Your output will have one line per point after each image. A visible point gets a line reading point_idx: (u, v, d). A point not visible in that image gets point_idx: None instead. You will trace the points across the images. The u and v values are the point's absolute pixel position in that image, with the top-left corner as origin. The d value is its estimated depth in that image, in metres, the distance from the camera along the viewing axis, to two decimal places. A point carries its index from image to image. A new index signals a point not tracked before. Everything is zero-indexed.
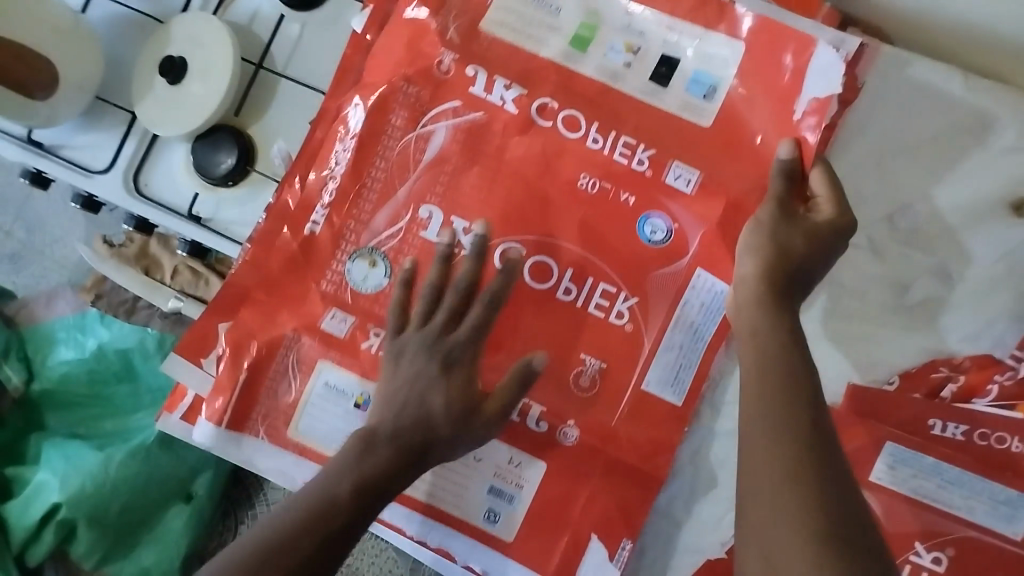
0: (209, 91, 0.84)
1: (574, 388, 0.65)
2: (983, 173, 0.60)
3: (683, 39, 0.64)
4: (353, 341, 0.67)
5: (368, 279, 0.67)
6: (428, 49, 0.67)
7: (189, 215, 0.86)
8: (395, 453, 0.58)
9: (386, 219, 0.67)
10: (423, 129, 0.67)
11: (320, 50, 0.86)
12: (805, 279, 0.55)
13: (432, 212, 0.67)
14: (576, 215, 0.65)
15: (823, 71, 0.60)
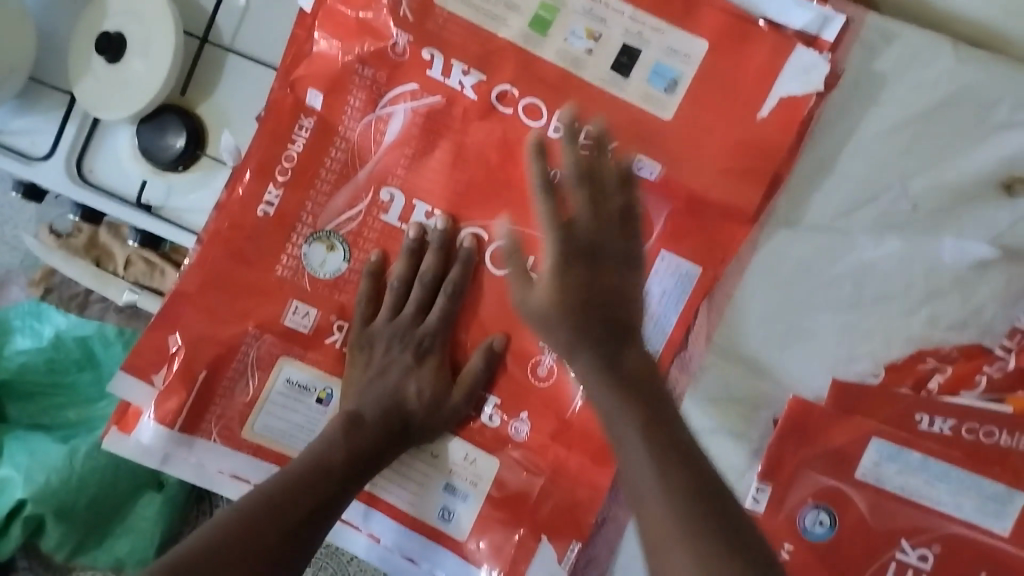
0: (151, 67, 0.78)
1: (533, 379, 0.61)
2: (971, 154, 0.57)
3: (646, 28, 0.59)
4: (318, 336, 0.64)
5: (326, 264, 0.64)
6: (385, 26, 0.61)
7: (139, 203, 0.81)
8: (370, 438, 0.60)
9: (345, 201, 0.63)
10: (383, 110, 0.62)
11: (267, 25, 0.80)
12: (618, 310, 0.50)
13: (394, 195, 0.63)
14: None
15: (802, 68, 0.57)
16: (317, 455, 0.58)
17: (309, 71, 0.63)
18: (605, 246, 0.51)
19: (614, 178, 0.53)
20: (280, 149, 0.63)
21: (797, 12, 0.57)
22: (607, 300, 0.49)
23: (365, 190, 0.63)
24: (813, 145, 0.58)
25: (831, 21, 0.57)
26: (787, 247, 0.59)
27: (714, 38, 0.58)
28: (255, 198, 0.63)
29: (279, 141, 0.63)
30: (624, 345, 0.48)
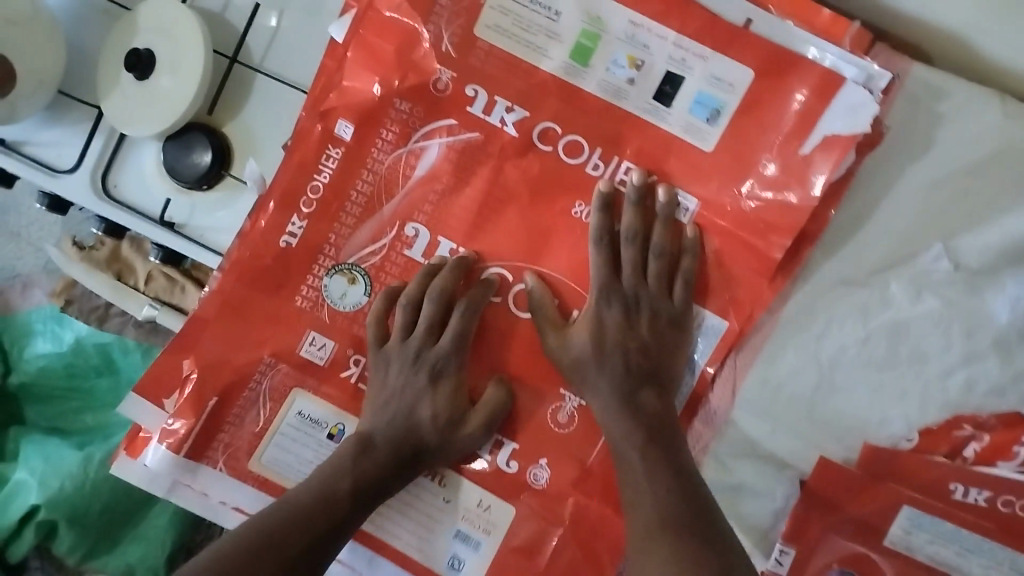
0: (181, 85, 0.78)
1: (552, 425, 0.60)
2: (1020, 214, 0.54)
3: (691, 55, 0.56)
4: (333, 370, 0.63)
5: (347, 296, 0.63)
6: (418, 60, 0.60)
7: (161, 220, 0.81)
8: (378, 466, 0.59)
9: (369, 234, 0.62)
10: (417, 143, 0.61)
11: (298, 46, 0.80)
12: (655, 372, 0.57)
13: (419, 230, 0.62)
14: (569, 244, 0.60)
15: (847, 110, 0.54)
16: (320, 492, 0.57)
17: (340, 100, 0.61)
18: (644, 299, 0.58)
19: (668, 240, 0.58)
20: (307, 179, 0.62)
21: (845, 65, 0.54)
22: (639, 350, 0.57)
23: (390, 225, 0.62)
24: (853, 201, 0.57)
25: (879, 75, 0.54)
26: (818, 301, 0.57)
27: (761, 68, 0.55)
28: (278, 228, 0.62)
29: (306, 173, 0.62)
30: (644, 388, 0.56)
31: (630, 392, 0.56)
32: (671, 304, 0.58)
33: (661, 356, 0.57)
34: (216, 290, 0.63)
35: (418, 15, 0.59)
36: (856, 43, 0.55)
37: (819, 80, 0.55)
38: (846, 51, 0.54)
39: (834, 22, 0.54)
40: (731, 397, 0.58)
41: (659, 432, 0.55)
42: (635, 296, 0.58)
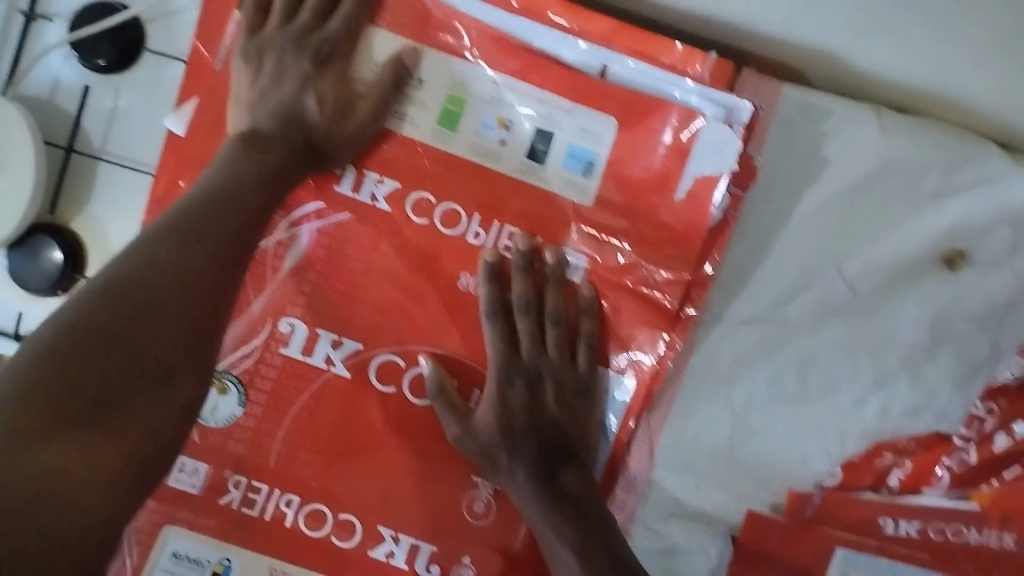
0: (12, 184, 0.69)
1: (469, 518, 0.56)
2: (908, 228, 0.53)
3: (557, 108, 0.54)
4: (210, 497, 0.56)
5: (217, 411, 0.56)
6: None
7: (17, 336, 0.74)
8: (271, 152, 0.52)
9: (239, 335, 0.56)
10: (284, 233, 0.56)
11: (137, 124, 0.73)
12: (567, 447, 0.54)
13: (294, 325, 0.56)
14: (456, 321, 0.56)
15: (712, 148, 0.53)
16: (220, 187, 0.50)
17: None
18: (546, 371, 0.55)
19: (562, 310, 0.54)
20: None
21: (704, 102, 0.52)
22: (553, 428, 0.54)
23: (259, 323, 0.56)
24: (742, 236, 0.54)
25: (739, 107, 0.52)
26: (723, 344, 0.55)
27: (623, 115, 0.53)
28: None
29: None
30: (562, 468, 0.53)
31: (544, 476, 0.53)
32: (578, 371, 0.55)
33: (569, 430, 0.54)
34: None
35: None
36: (717, 75, 0.53)
37: (684, 121, 0.53)
38: (703, 85, 0.53)
39: (690, 55, 0.53)
40: (649, 456, 0.56)
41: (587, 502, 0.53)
42: (538, 366, 0.55)
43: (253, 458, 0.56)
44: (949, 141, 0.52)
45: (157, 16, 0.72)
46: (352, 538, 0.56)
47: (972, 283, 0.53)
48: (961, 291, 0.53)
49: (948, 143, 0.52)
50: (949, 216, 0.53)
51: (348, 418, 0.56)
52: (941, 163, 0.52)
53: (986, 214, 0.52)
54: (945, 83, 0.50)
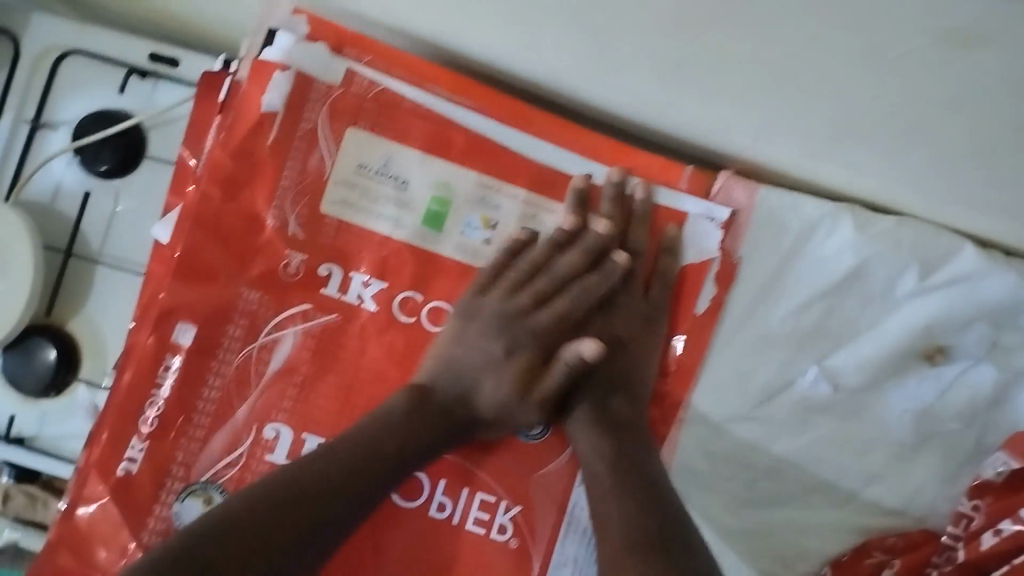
0: (12, 289, 0.70)
1: None
2: (883, 327, 0.54)
3: (540, 210, 0.57)
4: None
5: None
6: (269, 252, 0.55)
7: (8, 437, 0.74)
8: (430, 427, 0.53)
9: (223, 444, 0.55)
10: (268, 336, 0.56)
11: (137, 229, 0.75)
12: (622, 377, 0.55)
13: (280, 429, 0.55)
14: None
15: (693, 242, 0.56)
16: (370, 429, 0.52)
17: (177, 299, 0.54)
18: (615, 299, 0.56)
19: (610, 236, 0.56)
20: (146, 396, 0.54)
21: (687, 200, 0.56)
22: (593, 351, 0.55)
23: (245, 430, 0.55)
24: (725, 338, 0.55)
25: (718, 206, 0.55)
26: (710, 441, 0.55)
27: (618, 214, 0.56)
28: (114, 456, 0.54)
29: (144, 381, 0.54)
30: (611, 398, 0.55)
31: (601, 416, 0.54)
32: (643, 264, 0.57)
33: (631, 360, 0.55)
34: (55, 541, 0.54)
35: (257, 202, 0.55)
36: (694, 184, 0.56)
37: (664, 221, 0.56)
38: (680, 193, 0.56)
39: (668, 165, 0.56)
40: None
41: (647, 459, 0.53)
42: (619, 295, 0.56)
43: None
44: (921, 241, 0.52)
45: (157, 124, 0.75)
46: None
47: (948, 381, 0.54)
48: (940, 389, 0.54)
49: (925, 245, 0.52)
50: (927, 315, 0.53)
51: None
52: (916, 262, 0.53)
53: (965, 311, 0.53)
54: (912, 190, 0.51)
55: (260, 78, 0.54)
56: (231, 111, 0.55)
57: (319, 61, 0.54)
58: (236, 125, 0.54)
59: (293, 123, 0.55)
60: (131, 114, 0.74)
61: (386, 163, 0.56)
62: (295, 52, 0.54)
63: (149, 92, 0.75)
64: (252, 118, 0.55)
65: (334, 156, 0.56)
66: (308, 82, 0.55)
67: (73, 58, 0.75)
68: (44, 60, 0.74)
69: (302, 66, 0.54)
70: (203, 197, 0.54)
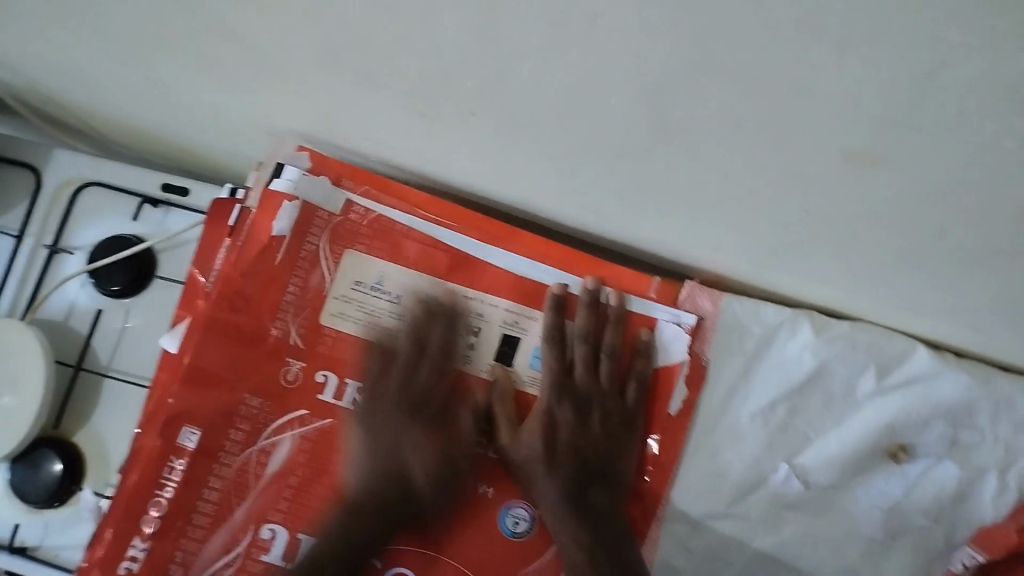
0: (22, 402, 0.74)
1: None
2: (848, 425, 0.57)
3: (523, 316, 0.61)
4: None
5: None
6: (271, 361, 0.58)
7: (10, 548, 0.76)
8: (378, 485, 0.59)
9: (220, 546, 0.57)
10: (267, 441, 0.58)
11: (148, 343, 0.79)
12: (602, 472, 0.58)
13: (276, 531, 0.58)
14: (434, 520, 0.59)
15: (665, 346, 0.59)
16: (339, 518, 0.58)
17: (185, 405, 0.56)
18: (595, 398, 0.59)
19: (586, 343, 0.59)
20: (147, 498, 0.55)
21: (658, 308, 0.59)
22: (573, 445, 0.59)
23: (241, 532, 0.57)
24: (698, 437, 0.59)
25: (686, 312, 0.59)
26: (687, 537, 0.58)
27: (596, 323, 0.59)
28: (115, 557, 0.55)
29: (148, 486, 0.55)
30: (592, 491, 0.57)
31: (582, 508, 0.57)
32: (622, 366, 0.60)
33: (612, 457, 0.58)
34: None
35: (263, 315, 0.58)
36: (662, 292, 0.60)
37: (638, 327, 0.60)
38: (650, 301, 0.59)
39: (638, 276, 0.60)
40: None
41: (621, 539, 0.57)
42: (600, 395, 0.59)
43: None
44: (875, 344, 0.56)
45: (167, 248, 0.81)
46: None
47: (912, 477, 0.57)
48: (905, 484, 0.57)
49: (880, 348, 0.56)
50: (887, 413, 0.56)
51: None
52: (872, 364, 0.56)
53: (924, 411, 0.56)
54: (862, 294, 0.55)
55: (269, 207, 0.58)
56: (243, 234, 0.58)
57: (324, 192, 0.59)
58: (247, 247, 0.58)
59: (298, 245, 0.59)
60: (142, 239, 0.80)
61: (380, 280, 0.61)
62: (303, 184, 0.59)
63: (162, 219, 0.81)
64: (262, 240, 0.58)
65: (333, 273, 0.60)
66: (314, 210, 0.59)
67: (90, 188, 0.81)
68: (63, 190, 0.81)
69: (309, 198, 0.59)
70: (214, 309, 0.57)
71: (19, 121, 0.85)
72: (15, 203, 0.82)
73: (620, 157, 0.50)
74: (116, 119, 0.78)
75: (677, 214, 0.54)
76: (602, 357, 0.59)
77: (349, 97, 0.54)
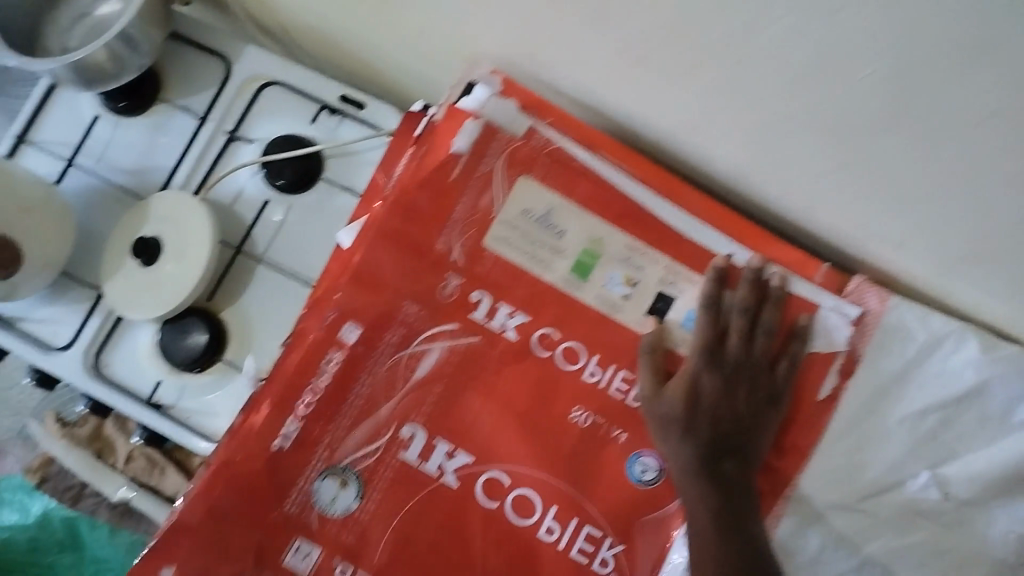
0: (185, 271, 0.78)
1: None
2: (999, 446, 0.57)
3: (681, 277, 0.61)
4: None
5: (337, 501, 0.59)
6: (435, 267, 0.61)
7: (149, 402, 0.81)
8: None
9: (364, 436, 0.60)
10: (419, 345, 0.61)
11: (303, 238, 0.82)
12: (740, 441, 0.58)
13: (415, 430, 0.60)
14: (564, 450, 0.61)
15: (826, 332, 0.59)
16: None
17: (348, 300, 0.60)
18: (744, 370, 0.59)
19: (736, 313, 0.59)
20: (305, 379, 0.60)
21: (823, 295, 0.59)
22: (710, 410, 0.59)
23: (383, 426, 0.60)
24: (839, 429, 0.59)
25: (848, 305, 0.59)
26: (807, 522, 0.58)
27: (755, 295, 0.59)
28: (271, 429, 0.59)
29: (304, 376, 0.60)
30: (727, 459, 0.58)
31: (715, 470, 0.58)
32: (778, 339, 0.60)
33: (751, 428, 0.58)
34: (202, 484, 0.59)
35: (433, 223, 0.60)
36: (828, 281, 0.60)
37: (801, 311, 0.60)
38: (816, 285, 0.60)
39: (806, 260, 0.61)
40: None
41: (750, 505, 0.57)
42: (749, 364, 0.59)
43: (359, 548, 0.59)
44: None
45: (338, 154, 0.83)
46: None
47: None
48: None
49: None
50: None
51: (451, 523, 0.60)
52: None
53: None
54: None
55: (454, 121, 0.61)
56: (425, 145, 0.61)
57: (507, 115, 0.61)
58: (427, 157, 0.60)
59: (475, 163, 0.60)
60: (314, 143, 0.82)
61: (548, 212, 0.61)
62: (489, 106, 0.60)
63: (334, 127, 0.83)
64: (440, 154, 0.60)
65: (504, 198, 0.60)
66: (495, 130, 0.60)
67: (275, 87, 0.83)
68: (249, 84, 0.83)
69: (492, 118, 0.60)
70: (387, 213, 0.60)
71: (220, 14, 0.89)
72: (203, 86, 0.84)
73: (838, 141, 0.50)
74: (314, 27, 0.81)
75: (867, 207, 0.55)
76: (755, 330, 0.59)
77: (567, 36, 0.56)
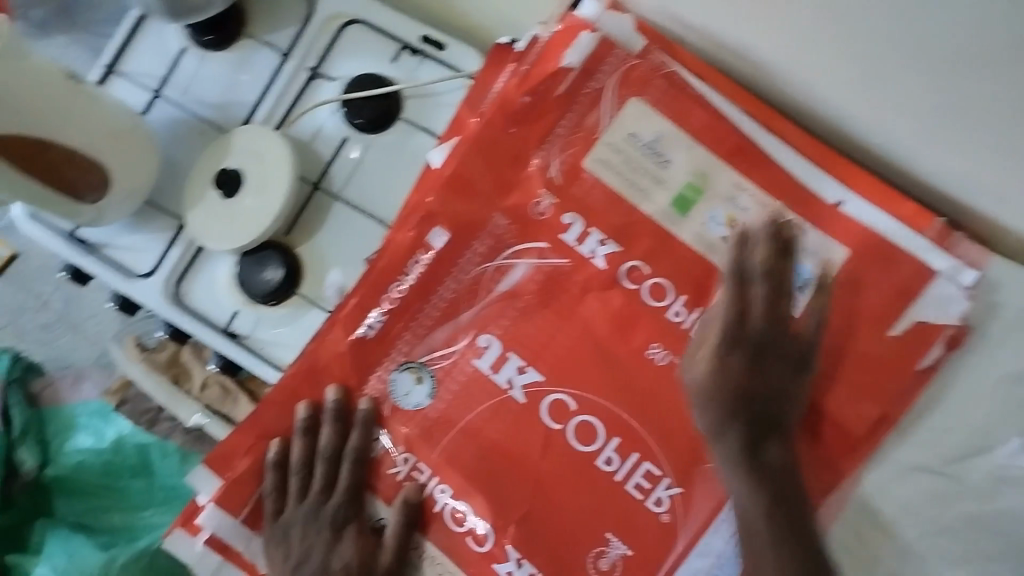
0: (264, 205, 0.78)
1: (593, 566, 0.60)
2: None
3: None
4: (382, 464, 0.64)
5: (410, 396, 0.63)
6: (529, 187, 0.62)
7: (226, 331, 0.82)
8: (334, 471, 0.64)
9: (443, 338, 0.63)
10: (505, 260, 0.62)
11: (379, 177, 0.81)
12: (777, 418, 0.57)
13: (492, 342, 0.62)
14: (637, 384, 0.60)
15: (940, 301, 0.57)
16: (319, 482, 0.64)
17: (442, 209, 0.62)
18: (771, 346, 0.56)
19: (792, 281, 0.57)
20: (395, 279, 0.64)
21: (936, 255, 0.56)
22: (741, 390, 0.56)
23: (462, 334, 0.63)
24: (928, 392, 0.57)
25: (966, 270, 0.56)
26: (885, 484, 0.58)
27: (858, 250, 0.58)
28: (358, 319, 0.64)
29: (392, 278, 0.63)
30: (769, 440, 0.56)
31: (754, 452, 0.56)
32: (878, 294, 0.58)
33: (787, 407, 0.57)
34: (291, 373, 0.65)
35: (532, 140, 0.62)
36: (940, 239, 0.56)
37: (914, 274, 0.57)
38: (929, 244, 0.57)
39: (920, 212, 0.56)
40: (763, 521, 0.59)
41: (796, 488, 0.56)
42: (788, 337, 0.56)
43: (423, 441, 0.63)
44: None
45: (417, 95, 0.81)
46: (485, 545, 0.62)
47: None
48: None
49: None
50: None
51: (514, 437, 0.61)
52: None
53: None
54: None
55: (568, 32, 0.60)
56: (532, 58, 0.61)
57: (625, 31, 0.59)
58: (533, 70, 0.61)
59: (583, 80, 0.60)
60: (394, 83, 0.81)
61: (656, 138, 0.60)
62: (605, 19, 0.59)
63: (414, 68, 0.82)
64: (550, 66, 0.60)
65: (610, 119, 0.60)
66: (610, 47, 0.60)
67: (358, 26, 0.83)
68: (333, 22, 0.83)
69: (608, 32, 0.60)
70: (488, 124, 0.62)
71: None
72: (288, 22, 0.84)
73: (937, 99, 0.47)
74: None
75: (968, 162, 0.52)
76: (784, 307, 0.56)
77: None
